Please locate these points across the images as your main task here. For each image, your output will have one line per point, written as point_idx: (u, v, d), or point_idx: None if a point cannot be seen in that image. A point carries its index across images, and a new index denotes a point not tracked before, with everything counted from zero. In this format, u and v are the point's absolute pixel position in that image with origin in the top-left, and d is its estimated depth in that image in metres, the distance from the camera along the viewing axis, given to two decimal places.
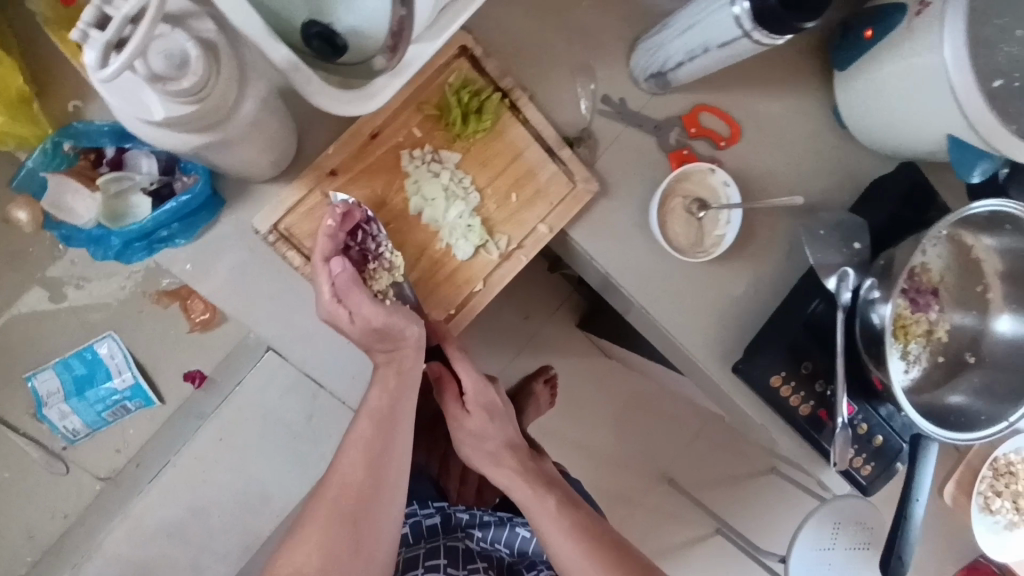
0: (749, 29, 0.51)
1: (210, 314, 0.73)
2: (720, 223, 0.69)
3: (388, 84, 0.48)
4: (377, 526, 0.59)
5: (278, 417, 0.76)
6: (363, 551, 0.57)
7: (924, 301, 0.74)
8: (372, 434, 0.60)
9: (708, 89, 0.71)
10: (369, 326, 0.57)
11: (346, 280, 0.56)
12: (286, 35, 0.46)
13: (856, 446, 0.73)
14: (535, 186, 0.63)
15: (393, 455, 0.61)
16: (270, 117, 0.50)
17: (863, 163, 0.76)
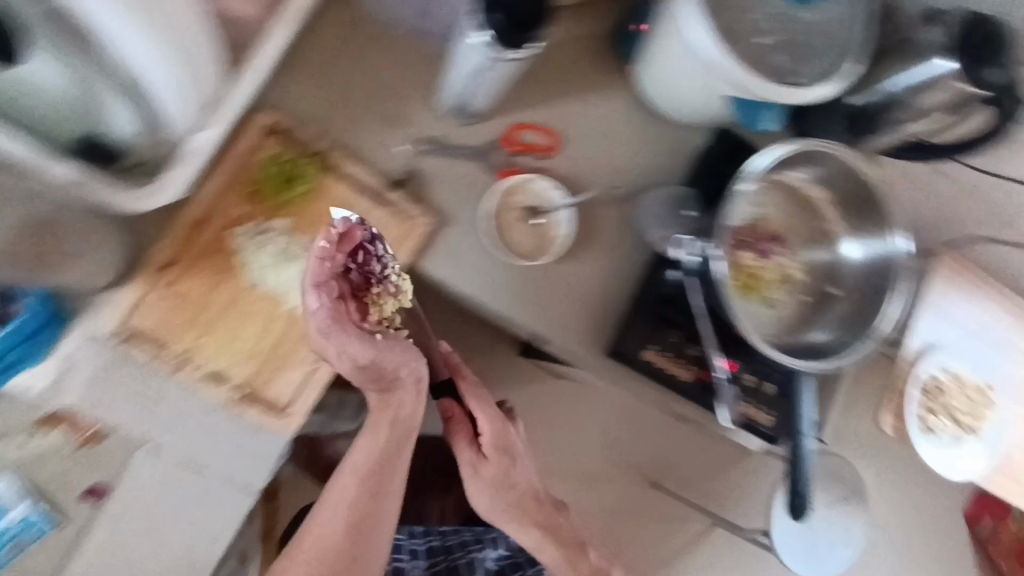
0: (496, 53, 0.57)
1: (98, 429, 0.73)
2: (556, 224, 0.74)
3: (181, 174, 0.59)
4: (372, 543, 0.71)
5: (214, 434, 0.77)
6: (359, 561, 0.70)
7: (768, 246, 0.79)
8: (369, 477, 0.71)
9: (522, 108, 0.76)
10: (358, 363, 0.63)
11: (329, 323, 0.61)
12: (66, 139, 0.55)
13: (750, 398, 0.77)
14: (372, 232, 0.68)
15: (394, 485, 0.73)
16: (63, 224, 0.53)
17: (689, 138, 0.81)
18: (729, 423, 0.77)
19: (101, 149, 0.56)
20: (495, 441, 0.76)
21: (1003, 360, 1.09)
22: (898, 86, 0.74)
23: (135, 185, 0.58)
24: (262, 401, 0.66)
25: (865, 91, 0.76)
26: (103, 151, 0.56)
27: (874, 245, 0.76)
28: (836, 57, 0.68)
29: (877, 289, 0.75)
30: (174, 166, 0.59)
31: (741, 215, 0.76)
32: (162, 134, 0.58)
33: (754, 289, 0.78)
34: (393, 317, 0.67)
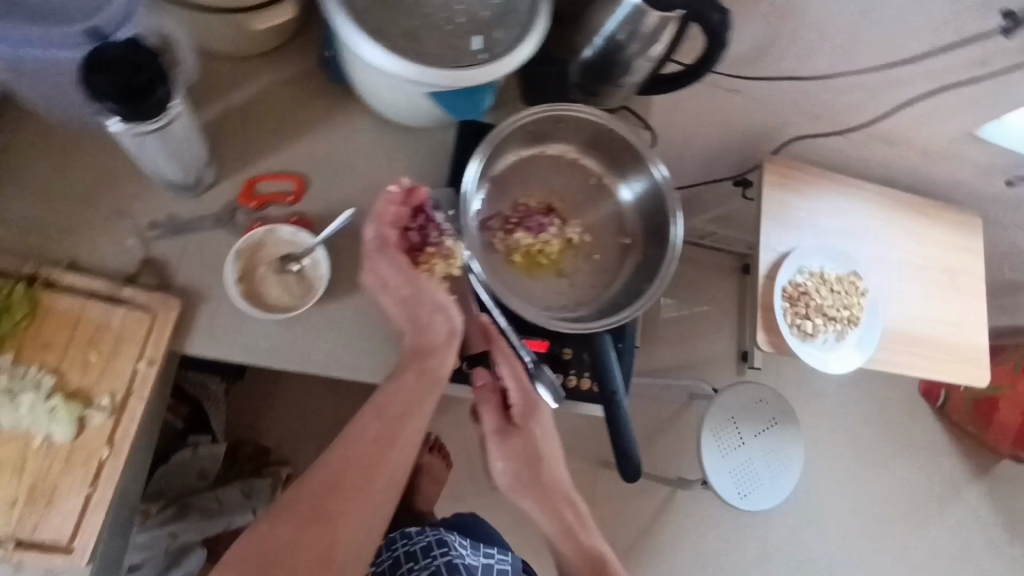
0: (130, 128, 0.53)
1: None
2: (315, 266, 0.71)
3: None
4: (348, 510, 0.62)
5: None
6: (332, 533, 0.60)
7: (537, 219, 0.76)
8: (363, 453, 0.65)
9: (251, 161, 0.73)
10: (398, 293, 0.68)
11: (375, 248, 0.68)
12: None
13: (572, 371, 0.76)
14: (113, 335, 0.65)
15: (403, 443, 0.68)
16: None
17: (441, 136, 0.79)
18: (556, 403, 0.75)
19: None
20: (523, 408, 0.77)
21: (857, 246, 1.17)
22: (610, 31, 0.74)
23: None
24: (41, 544, 0.61)
25: (587, 42, 0.77)
26: None
27: (638, 183, 0.76)
28: (524, 19, 0.67)
29: (657, 225, 0.75)
30: None
31: (484, 209, 0.74)
32: None
33: (541, 263, 0.76)
34: (449, 271, 0.72)
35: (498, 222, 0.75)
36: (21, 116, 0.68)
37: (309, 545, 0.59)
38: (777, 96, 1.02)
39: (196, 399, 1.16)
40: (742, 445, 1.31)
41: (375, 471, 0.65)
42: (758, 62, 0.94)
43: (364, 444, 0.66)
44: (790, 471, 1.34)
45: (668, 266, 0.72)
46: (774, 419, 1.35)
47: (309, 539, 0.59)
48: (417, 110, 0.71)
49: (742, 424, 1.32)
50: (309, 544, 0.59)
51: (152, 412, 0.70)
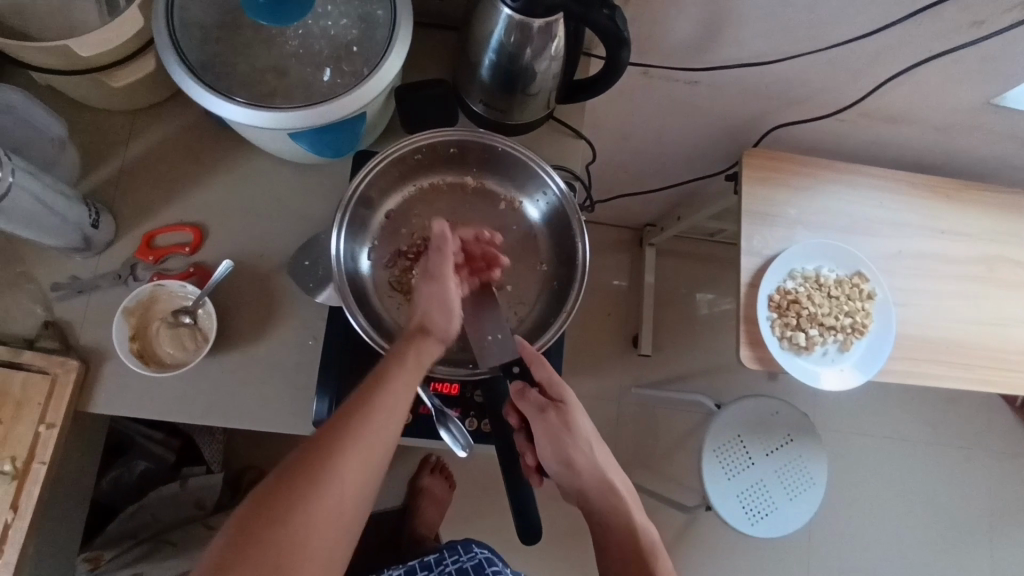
0: None
1: None
2: (208, 318, 0.70)
3: None
4: (376, 434, 0.50)
5: None
6: (319, 496, 0.47)
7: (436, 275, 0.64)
8: (347, 415, 0.51)
9: (150, 216, 0.74)
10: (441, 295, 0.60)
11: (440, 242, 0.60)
12: None
13: (482, 415, 0.70)
14: (14, 400, 0.66)
15: (402, 391, 0.53)
16: None
17: (340, 172, 0.76)
18: (465, 450, 0.67)
19: None
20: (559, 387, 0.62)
21: (865, 243, 1.02)
22: (498, 41, 0.67)
23: None
24: None
25: (483, 55, 0.71)
26: None
27: (545, 201, 0.70)
28: (384, 43, 0.63)
29: (568, 247, 0.69)
30: None
31: (372, 252, 0.70)
32: None
33: None
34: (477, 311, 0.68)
35: (394, 261, 0.71)
36: None
37: (259, 557, 0.44)
38: (739, 84, 0.91)
39: (187, 432, 1.19)
40: (753, 465, 1.19)
41: (357, 447, 0.49)
42: (702, 51, 0.84)
43: (357, 409, 0.51)
44: (812, 493, 1.19)
45: (576, 295, 0.64)
46: (789, 436, 1.22)
47: (258, 553, 0.45)
48: (295, 152, 0.69)
49: (750, 442, 1.20)
50: (254, 560, 0.44)
51: (66, 471, 0.71)
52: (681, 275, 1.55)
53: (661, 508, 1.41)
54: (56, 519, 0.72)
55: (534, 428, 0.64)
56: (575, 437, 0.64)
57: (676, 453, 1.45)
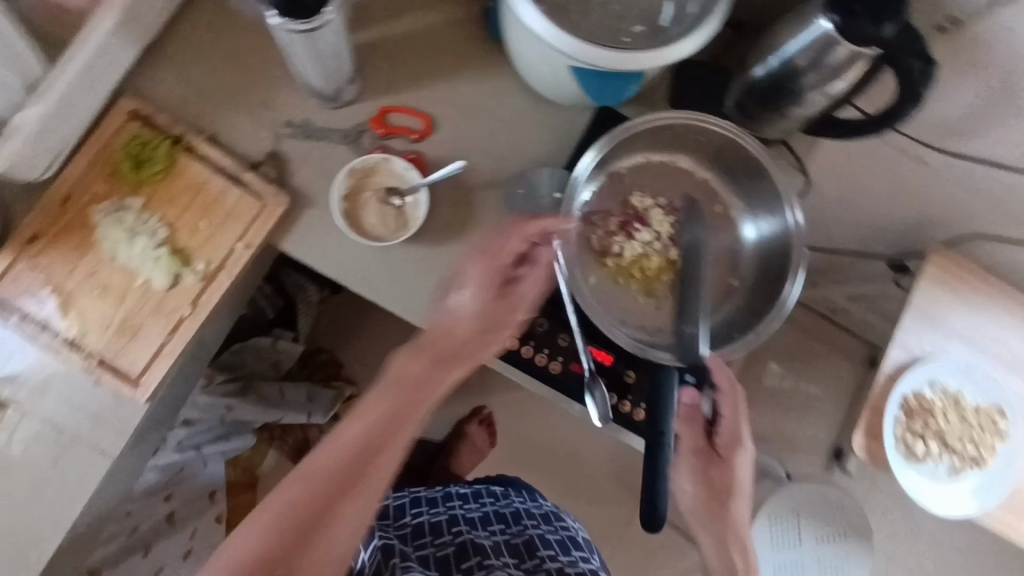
0: (281, 23, 0.57)
1: None
2: (416, 206, 0.73)
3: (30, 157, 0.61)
4: (372, 476, 0.57)
5: (81, 423, 0.68)
6: (321, 531, 0.53)
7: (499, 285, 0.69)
8: (344, 458, 0.57)
9: (393, 93, 0.76)
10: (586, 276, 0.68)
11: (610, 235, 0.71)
12: None
13: (627, 395, 0.70)
14: (225, 211, 0.70)
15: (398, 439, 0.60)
16: None
17: (575, 118, 0.77)
18: (600, 422, 0.69)
19: None
20: (728, 441, 0.67)
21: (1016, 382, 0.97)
22: (790, 54, 0.67)
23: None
24: (116, 369, 0.67)
25: (766, 59, 0.70)
26: None
27: (767, 223, 0.69)
28: (695, 15, 0.64)
29: (776, 278, 0.67)
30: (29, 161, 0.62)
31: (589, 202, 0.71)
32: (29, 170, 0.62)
33: (634, 276, 0.71)
34: (651, 262, 0.70)
35: (602, 221, 0.71)
36: None
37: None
38: (971, 180, 0.88)
39: (291, 297, 1.21)
40: (799, 544, 1.18)
41: (355, 492, 0.55)
42: (957, 135, 0.82)
43: (357, 452, 0.58)
44: None
45: (770, 324, 0.64)
46: (845, 532, 1.20)
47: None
48: (557, 82, 0.70)
49: (804, 522, 1.19)
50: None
51: (236, 291, 0.75)
52: None
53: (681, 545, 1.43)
54: (210, 331, 0.76)
55: (686, 470, 0.70)
56: (723, 494, 0.67)
57: None
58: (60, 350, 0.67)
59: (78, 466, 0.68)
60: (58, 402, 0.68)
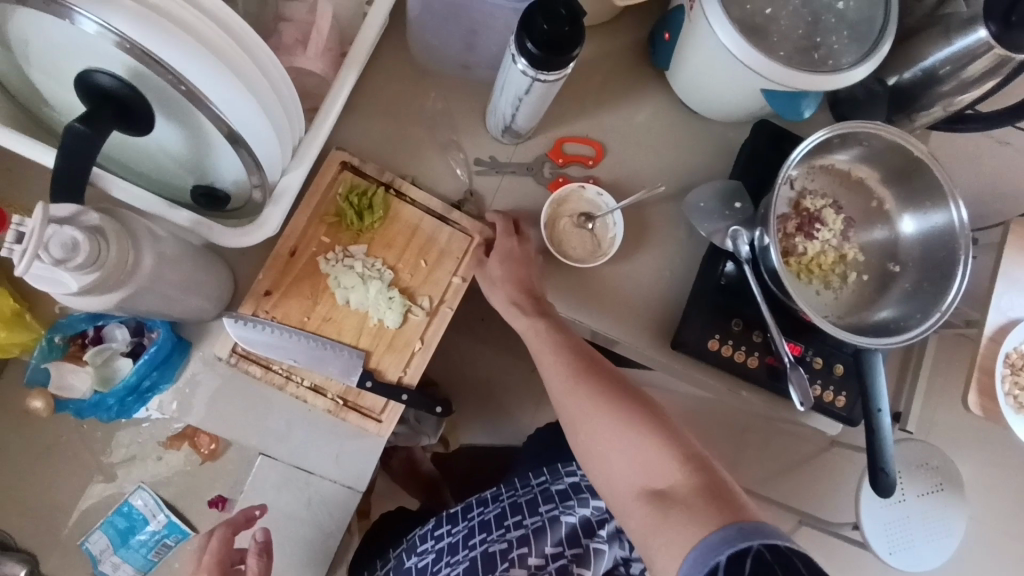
0: (533, 74, 0.62)
1: (218, 443, 0.74)
2: (607, 227, 0.78)
3: (272, 211, 0.62)
4: None
5: (326, 464, 0.72)
6: None
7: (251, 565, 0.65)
8: None
9: (565, 124, 0.82)
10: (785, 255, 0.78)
11: (793, 226, 0.78)
12: (182, 190, 0.60)
13: (820, 382, 0.77)
14: (439, 249, 0.74)
15: None
16: (188, 259, 0.60)
17: (729, 135, 0.84)
18: (802, 406, 0.76)
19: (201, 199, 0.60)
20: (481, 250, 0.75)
21: None
22: (932, 64, 0.76)
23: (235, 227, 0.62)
24: (359, 409, 0.71)
25: (904, 69, 0.79)
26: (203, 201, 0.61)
27: (930, 217, 0.76)
28: (873, 36, 0.71)
29: (943, 262, 0.75)
30: (267, 206, 0.62)
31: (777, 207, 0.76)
32: (273, 228, 0.62)
33: (813, 272, 0.78)
34: (826, 256, 0.78)
35: (781, 224, 0.78)
36: (390, 45, 0.78)
37: None
38: None
39: None
40: (903, 501, 1.28)
41: None
42: None
43: None
44: (945, 544, 1.28)
45: (951, 306, 0.71)
46: (941, 486, 1.30)
47: None
48: (732, 102, 0.77)
49: (905, 481, 1.29)
50: None
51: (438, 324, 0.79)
52: None
53: None
54: None
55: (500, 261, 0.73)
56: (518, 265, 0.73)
57: None
58: (306, 397, 0.70)
59: (325, 503, 0.73)
60: (303, 447, 0.71)
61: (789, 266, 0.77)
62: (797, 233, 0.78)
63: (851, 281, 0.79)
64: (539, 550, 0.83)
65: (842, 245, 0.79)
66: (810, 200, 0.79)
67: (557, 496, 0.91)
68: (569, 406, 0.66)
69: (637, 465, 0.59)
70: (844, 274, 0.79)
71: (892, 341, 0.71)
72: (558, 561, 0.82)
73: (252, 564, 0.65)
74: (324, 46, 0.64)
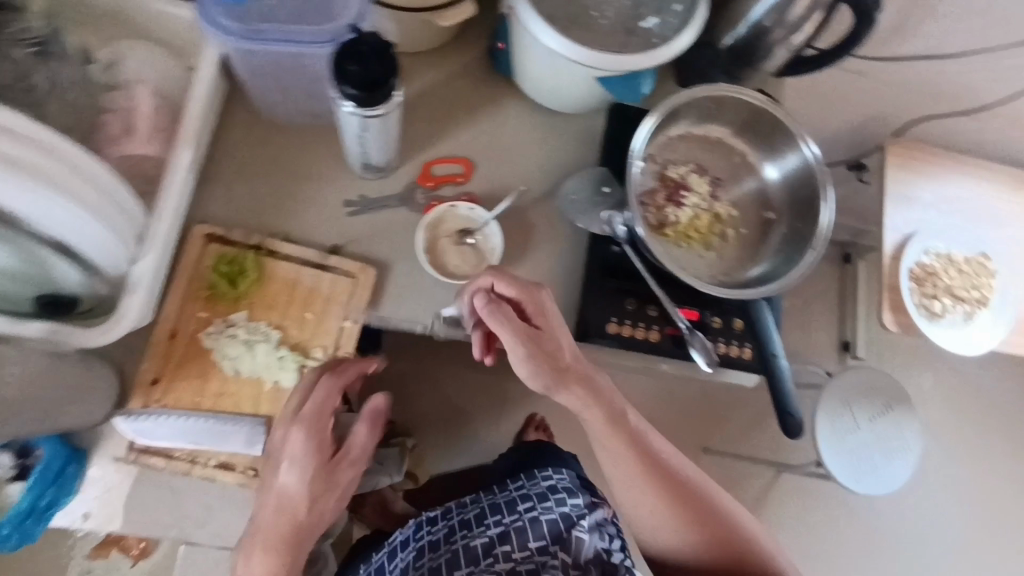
0: (360, 113, 0.63)
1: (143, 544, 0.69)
2: (487, 239, 0.79)
3: (129, 303, 0.61)
4: (304, 537, 0.64)
5: None
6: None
7: (359, 431, 0.67)
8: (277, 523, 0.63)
9: (429, 147, 0.82)
10: (662, 226, 0.80)
11: (663, 196, 0.80)
12: (23, 299, 0.59)
13: (723, 339, 0.79)
14: (323, 297, 0.74)
15: (328, 497, 0.65)
16: (50, 370, 0.58)
17: (590, 123, 0.86)
18: (710, 367, 0.78)
19: (47, 307, 0.59)
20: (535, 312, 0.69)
21: (987, 227, 1.15)
22: (757, 19, 0.78)
23: (92, 326, 0.61)
24: None
25: (733, 27, 0.82)
26: (51, 308, 0.60)
27: (787, 160, 0.79)
28: (687, 7, 0.73)
29: (809, 201, 0.78)
30: (124, 298, 0.62)
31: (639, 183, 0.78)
32: (133, 319, 0.62)
33: (692, 236, 0.80)
34: (701, 218, 0.81)
35: (651, 198, 0.80)
36: (235, 109, 0.78)
37: None
38: (909, 73, 1.03)
39: None
40: (858, 428, 1.31)
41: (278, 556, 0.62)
42: (888, 43, 0.97)
43: (287, 516, 0.63)
44: (908, 459, 1.32)
45: (822, 241, 0.74)
46: (890, 405, 1.34)
47: None
48: (577, 93, 0.79)
49: (857, 408, 1.32)
50: None
51: None
52: None
53: None
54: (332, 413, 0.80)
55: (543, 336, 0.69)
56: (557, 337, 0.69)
57: None
58: (216, 476, 0.69)
59: None
60: (226, 526, 0.70)
61: (667, 235, 0.80)
62: (667, 203, 0.80)
63: (733, 236, 0.82)
64: (522, 545, 0.84)
65: (715, 204, 0.82)
66: (674, 169, 0.81)
67: (536, 497, 0.92)
68: (611, 463, 0.73)
69: (668, 532, 0.72)
70: (725, 231, 0.82)
71: (775, 287, 0.73)
72: (543, 553, 0.83)
73: (360, 432, 0.67)
74: (152, 129, 0.64)
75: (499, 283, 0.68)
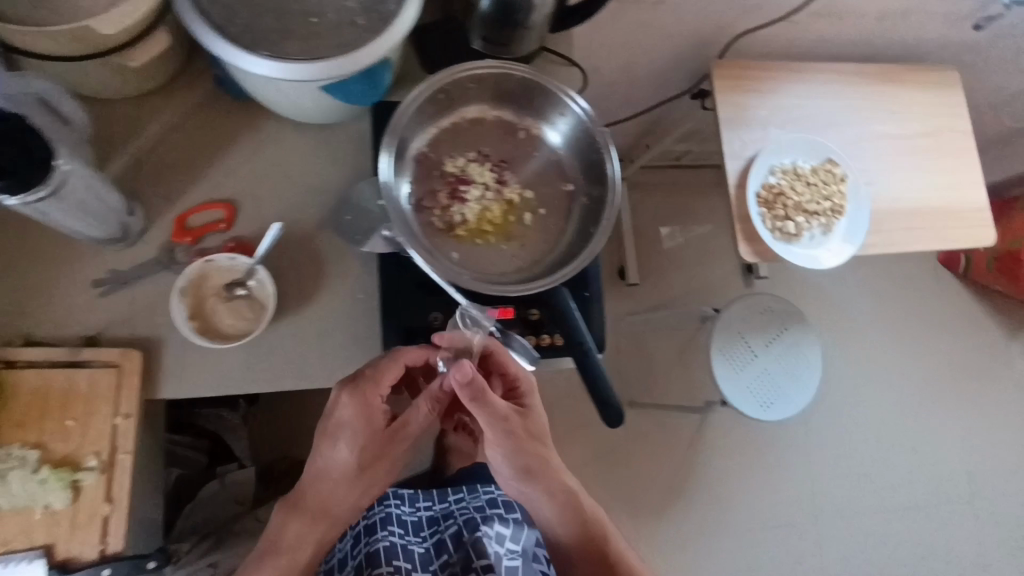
0: (24, 204, 0.53)
1: None
2: (260, 287, 0.71)
3: None
4: (344, 502, 0.72)
5: None
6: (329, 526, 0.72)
7: (425, 403, 0.72)
8: (319, 484, 0.71)
9: (178, 198, 0.73)
10: (451, 227, 0.73)
11: (446, 195, 0.73)
12: None
13: (543, 331, 0.74)
14: (85, 398, 0.66)
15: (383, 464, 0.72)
16: None
17: (358, 129, 0.77)
18: (531, 365, 0.74)
19: None
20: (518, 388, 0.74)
21: (831, 134, 1.11)
22: None
23: None
24: None
25: None
26: None
27: (565, 122, 0.74)
28: None
29: (596, 163, 0.73)
30: None
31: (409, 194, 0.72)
32: None
33: (486, 231, 0.74)
34: (492, 209, 0.74)
35: (433, 201, 0.73)
36: None
37: None
38: None
39: (215, 432, 1.16)
40: (756, 357, 1.30)
41: (317, 514, 0.71)
42: None
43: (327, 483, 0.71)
44: (812, 374, 1.31)
45: (612, 205, 0.69)
46: (784, 326, 1.33)
47: None
48: (315, 105, 0.69)
49: (751, 337, 1.31)
50: None
51: (142, 463, 0.72)
52: (656, 203, 1.61)
53: (672, 418, 1.50)
54: (145, 510, 0.73)
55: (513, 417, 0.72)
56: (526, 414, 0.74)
57: (677, 369, 1.53)
58: None
59: None
60: None
61: (460, 235, 0.73)
62: (450, 202, 0.73)
63: (534, 217, 0.75)
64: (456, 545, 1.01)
65: (508, 185, 0.75)
66: (453, 163, 0.74)
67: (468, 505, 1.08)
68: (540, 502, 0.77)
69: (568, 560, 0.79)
70: (523, 213, 0.75)
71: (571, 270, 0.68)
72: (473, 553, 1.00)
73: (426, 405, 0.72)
74: None
75: (498, 352, 0.72)
